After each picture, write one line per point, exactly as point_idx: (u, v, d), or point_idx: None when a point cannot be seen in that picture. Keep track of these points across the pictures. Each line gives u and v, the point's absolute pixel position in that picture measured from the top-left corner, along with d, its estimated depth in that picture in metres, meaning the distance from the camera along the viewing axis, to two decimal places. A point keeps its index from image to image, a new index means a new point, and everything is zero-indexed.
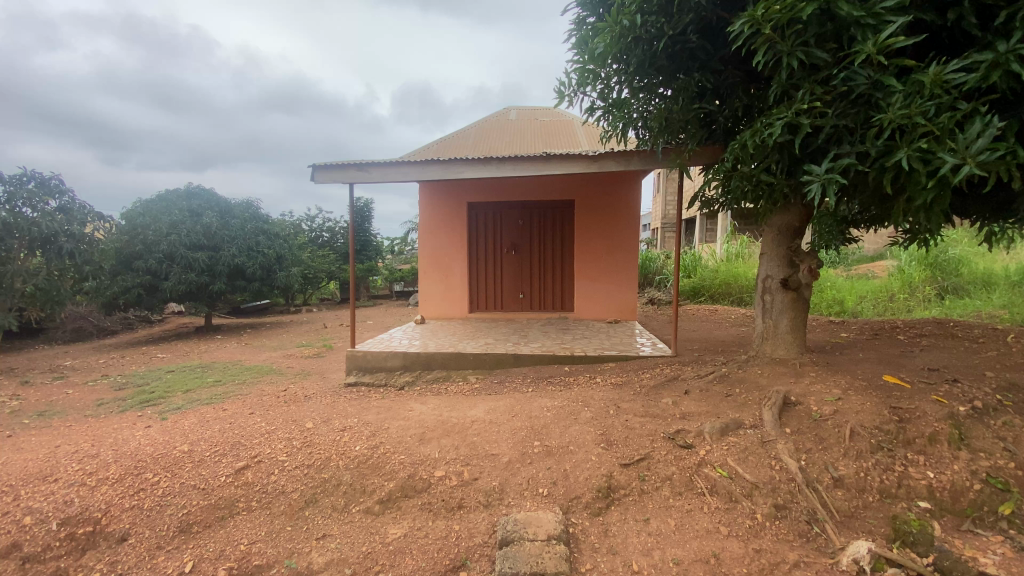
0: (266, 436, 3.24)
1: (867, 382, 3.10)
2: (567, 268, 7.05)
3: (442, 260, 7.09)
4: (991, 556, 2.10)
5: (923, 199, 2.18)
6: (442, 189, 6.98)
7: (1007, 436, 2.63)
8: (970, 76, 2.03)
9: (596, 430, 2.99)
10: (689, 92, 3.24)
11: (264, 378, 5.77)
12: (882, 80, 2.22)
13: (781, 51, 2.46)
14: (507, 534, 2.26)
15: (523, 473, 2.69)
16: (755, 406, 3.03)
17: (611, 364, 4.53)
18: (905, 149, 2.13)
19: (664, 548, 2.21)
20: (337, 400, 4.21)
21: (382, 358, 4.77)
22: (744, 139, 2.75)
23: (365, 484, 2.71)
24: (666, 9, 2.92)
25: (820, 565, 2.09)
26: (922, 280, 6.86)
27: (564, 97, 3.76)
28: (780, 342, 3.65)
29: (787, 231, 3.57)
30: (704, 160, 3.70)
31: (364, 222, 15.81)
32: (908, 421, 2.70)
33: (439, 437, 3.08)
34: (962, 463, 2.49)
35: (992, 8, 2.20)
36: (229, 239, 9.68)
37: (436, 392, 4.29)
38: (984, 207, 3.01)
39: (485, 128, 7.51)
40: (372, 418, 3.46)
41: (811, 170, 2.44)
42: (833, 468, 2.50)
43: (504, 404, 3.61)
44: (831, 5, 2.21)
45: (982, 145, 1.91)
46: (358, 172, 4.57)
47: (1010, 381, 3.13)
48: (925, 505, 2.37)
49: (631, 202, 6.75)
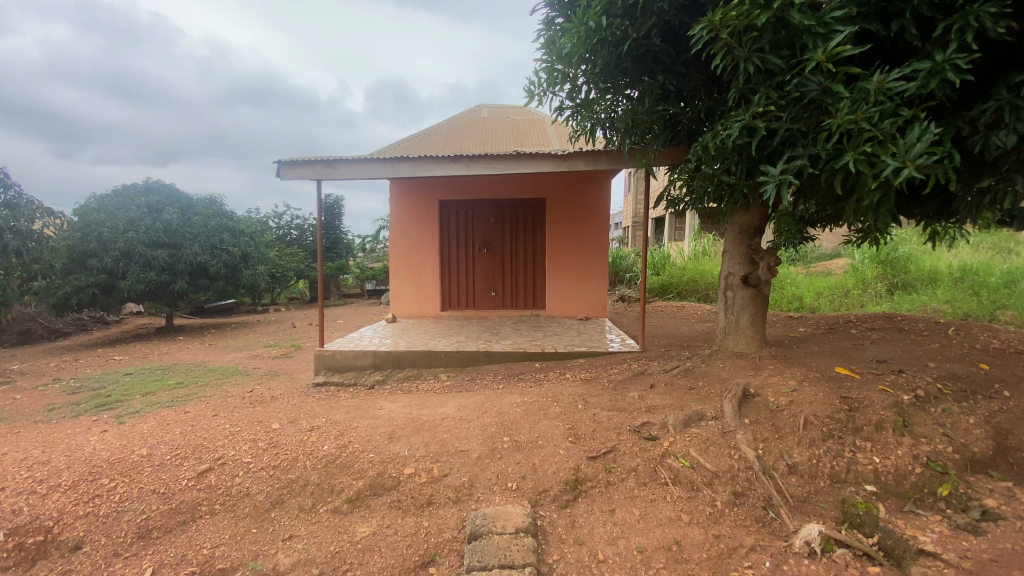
0: (229, 438, 3.17)
1: (820, 373, 3.25)
2: (539, 267, 7.11)
3: (413, 258, 7.03)
4: (929, 535, 2.25)
5: (870, 200, 2.31)
6: (414, 187, 6.92)
7: (945, 422, 2.83)
8: (911, 84, 2.15)
9: (565, 424, 3.04)
10: (654, 94, 3.32)
11: (229, 379, 5.64)
12: (832, 87, 2.34)
13: (739, 56, 2.56)
14: (476, 528, 2.29)
15: (493, 468, 2.71)
16: (717, 399, 3.14)
17: (580, 360, 4.61)
18: (852, 152, 2.25)
19: (628, 537, 2.28)
20: (304, 400, 4.12)
21: (352, 357, 4.70)
22: (706, 141, 2.84)
23: (332, 483, 2.69)
24: (631, 13, 3.01)
25: (774, 548, 2.20)
26: (874, 277, 7.23)
27: (534, 96, 3.79)
28: (741, 336, 3.79)
29: (747, 231, 3.71)
30: (669, 161, 3.78)
31: (334, 219, 15.49)
32: (857, 410, 2.85)
33: (409, 434, 3.07)
34: (905, 448, 2.67)
35: (930, 21, 2.36)
36: (191, 236, 9.36)
37: (406, 390, 4.27)
38: (925, 209, 3.18)
39: (456, 126, 7.48)
40: (340, 417, 3.42)
41: (767, 172, 2.55)
42: (788, 455, 2.63)
43: (475, 401, 3.62)
44: (784, 13, 2.33)
45: (920, 150, 2.04)
46: (324, 168, 4.48)
47: (952, 371, 3.34)
48: (871, 488, 2.52)
49: (601, 201, 6.83)
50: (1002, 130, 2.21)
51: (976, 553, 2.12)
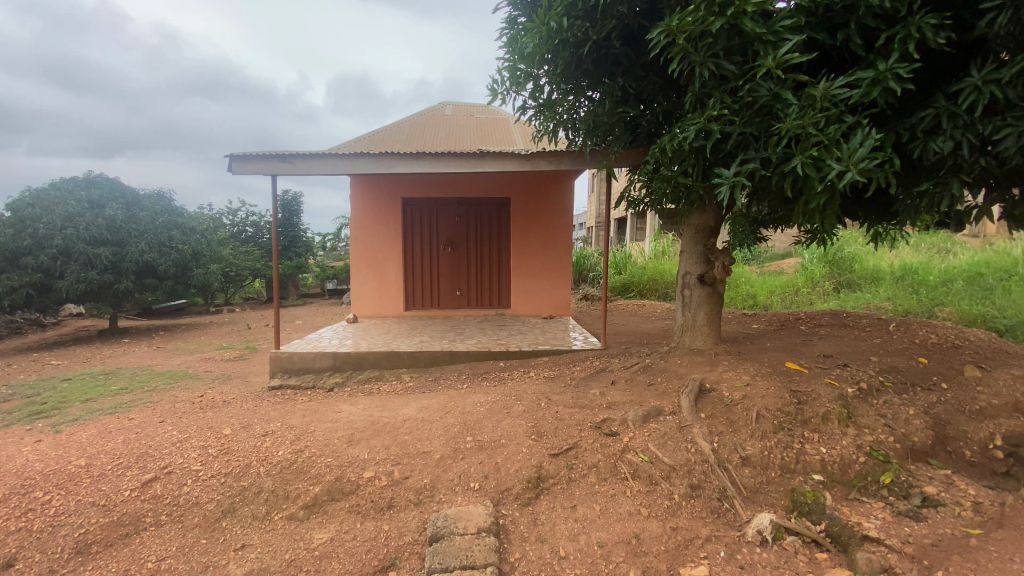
0: (177, 445, 3.01)
1: (771, 368, 3.39)
2: (505, 266, 7.12)
3: (375, 257, 6.89)
4: (873, 521, 2.38)
5: (817, 203, 2.42)
6: (375, 184, 6.79)
7: (887, 413, 3.00)
8: (855, 91, 2.27)
9: (527, 422, 3.05)
10: (614, 97, 3.38)
11: (179, 383, 5.38)
12: (781, 93, 2.44)
13: (695, 61, 2.63)
14: (437, 529, 2.27)
15: (455, 469, 2.69)
16: (675, 394, 3.23)
17: (544, 358, 4.65)
18: (800, 156, 2.35)
19: (589, 532, 2.30)
20: (258, 404, 3.97)
21: (310, 359, 4.57)
22: (664, 143, 2.90)
23: (288, 490, 2.60)
24: (592, 15, 3.04)
25: (728, 538, 2.28)
26: (822, 276, 7.61)
27: (497, 95, 3.78)
28: (697, 333, 3.90)
29: (704, 231, 3.82)
30: (630, 162, 3.88)
31: (292, 216, 15.01)
32: (806, 403, 2.98)
33: (368, 437, 3.00)
34: (850, 438, 2.81)
35: (874, 32, 2.49)
36: (136, 233, 8.87)
37: (366, 392, 4.18)
38: (869, 212, 3.35)
39: (420, 123, 7.38)
40: (296, 421, 3.32)
41: (721, 174, 2.64)
42: (741, 448, 2.72)
43: (438, 401, 3.58)
44: (737, 21, 2.41)
45: (862, 154, 2.15)
46: (280, 163, 4.34)
47: (893, 365, 3.55)
48: (819, 477, 2.65)
49: (565, 202, 6.88)
50: (939, 137, 2.35)
51: (917, 538, 2.26)
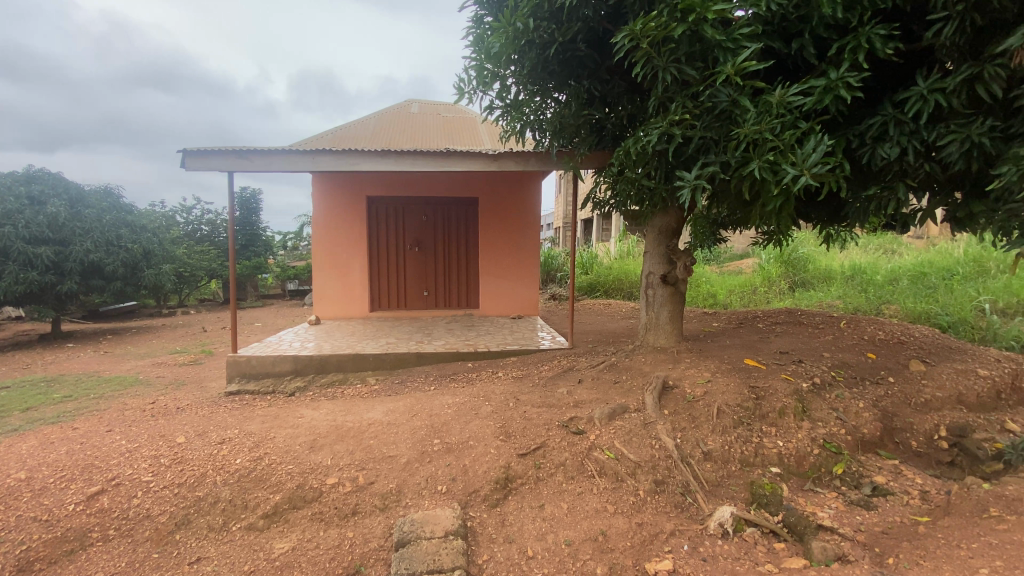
0: (126, 455, 2.86)
1: (731, 365, 3.49)
2: (473, 266, 7.08)
3: (338, 257, 6.73)
4: (827, 510, 2.49)
5: (773, 206, 2.51)
6: (338, 183, 6.64)
7: (838, 406, 3.15)
8: (808, 99, 2.37)
9: (495, 423, 3.04)
10: (580, 99, 3.44)
11: (128, 390, 5.11)
12: (739, 99, 2.52)
13: (657, 65, 2.68)
14: (404, 534, 2.23)
15: (422, 473, 2.65)
16: (639, 391, 3.29)
17: (512, 358, 4.65)
18: (757, 160, 2.43)
19: (557, 531, 2.32)
20: (214, 411, 3.80)
21: (270, 363, 4.43)
22: (628, 146, 2.95)
23: (246, 499, 2.51)
24: (557, 17, 3.06)
25: (691, 531, 2.34)
26: (778, 276, 7.92)
27: (463, 94, 3.76)
28: (661, 331, 3.99)
29: (666, 232, 3.91)
30: (597, 164, 3.97)
31: (251, 214, 14.49)
32: (763, 398, 3.09)
33: (331, 443, 2.92)
34: (805, 432, 2.93)
35: (826, 42, 2.61)
36: (81, 231, 8.36)
37: (329, 396, 4.08)
38: (821, 215, 3.51)
39: (385, 120, 7.26)
40: (255, 427, 3.20)
41: (683, 177, 2.71)
42: (703, 443, 2.80)
43: (404, 404, 3.53)
44: (698, 27, 2.48)
45: (815, 160, 2.25)
46: (237, 159, 4.18)
47: (844, 360, 3.73)
48: (776, 469, 2.75)
49: (533, 202, 6.91)
50: (887, 143, 2.47)
51: (868, 526, 2.38)
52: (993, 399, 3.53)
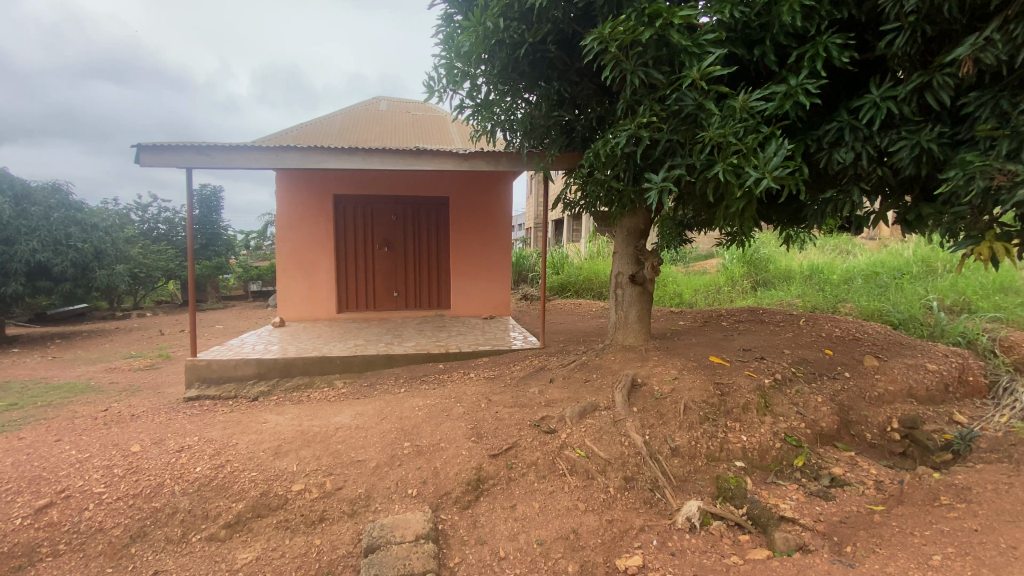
0: (77, 466, 2.71)
1: (697, 362, 3.58)
2: (443, 266, 7.02)
3: (304, 257, 6.57)
4: (789, 502, 2.58)
5: (737, 208, 2.59)
6: (304, 181, 6.47)
7: (798, 401, 3.27)
8: (770, 104, 2.45)
9: (467, 424, 3.02)
10: (550, 100, 3.48)
11: (78, 397, 4.84)
12: (705, 103, 2.58)
13: (626, 68, 2.72)
14: (373, 540, 2.18)
15: (391, 476, 2.61)
16: (609, 390, 3.33)
17: (484, 359, 4.64)
18: (722, 163, 2.50)
19: (529, 531, 2.32)
20: (171, 418, 3.64)
21: (232, 366, 4.28)
22: (597, 148, 2.99)
23: (207, 508, 2.41)
24: (527, 18, 3.07)
25: (660, 526, 2.38)
26: (741, 276, 8.18)
27: (433, 93, 3.72)
28: (630, 330, 4.05)
29: (635, 233, 3.98)
30: (566, 165, 4.01)
31: (211, 213, 13.98)
32: (728, 394, 3.18)
33: (297, 449, 2.84)
34: (767, 426, 3.02)
35: (785, 50, 2.70)
36: (27, 230, 7.86)
37: (295, 401, 3.97)
38: (781, 217, 3.63)
39: (353, 117, 7.13)
40: (216, 434, 3.08)
41: (651, 179, 2.76)
42: (671, 439, 2.86)
43: (373, 407, 3.46)
44: (665, 32, 2.53)
45: (776, 163, 2.32)
46: (196, 155, 4.01)
47: (804, 357, 3.87)
48: (741, 464, 2.83)
49: (504, 202, 6.90)
50: (843, 148, 2.58)
51: (827, 516, 2.48)
52: (940, 392, 3.74)
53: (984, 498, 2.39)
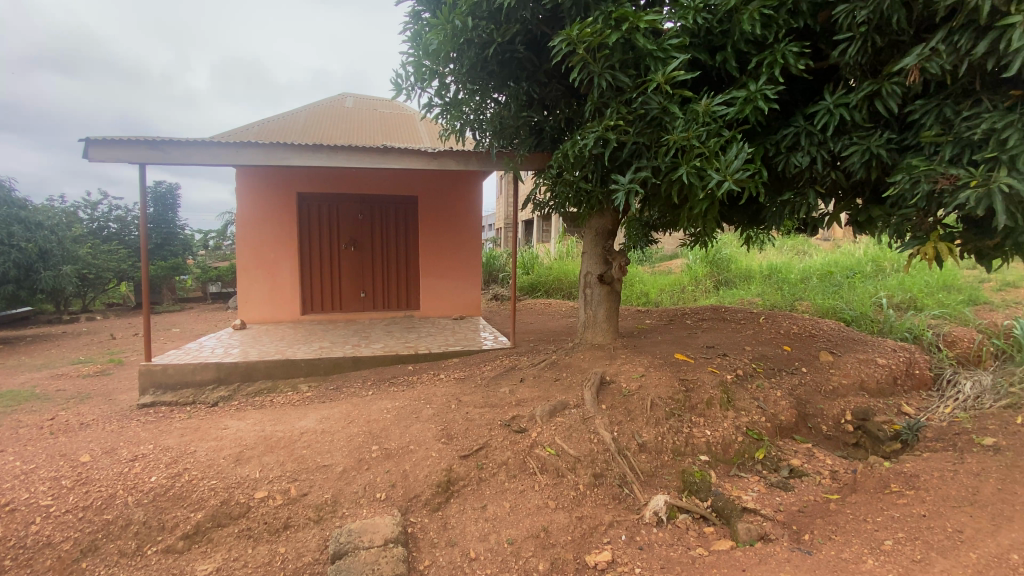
0: (20, 478, 2.55)
1: (663, 360, 3.66)
2: (412, 266, 6.94)
3: (267, 257, 6.38)
4: (751, 494, 2.67)
5: (700, 209, 2.66)
6: (267, 178, 6.28)
7: (759, 396, 3.38)
8: (731, 109, 2.53)
9: (437, 425, 3.00)
10: (519, 100, 3.48)
11: (20, 405, 4.55)
12: (669, 107, 2.64)
13: (593, 71, 2.76)
14: (340, 546, 2.14)
15: (359, 481, 2.55)
16: (578, 388, 3.37)
17: (454, 359, 4.61)
18: (686, 166, 2.56)
19: (500, 531, 2.32)
20: (124, 426, 3.47)
21: (189, 371, 4.11)
22: (566, 149, 3.02)
23: (163, 519, 2.31)
24: (496, 17, 3.07)
25: (629, 522, 2.42)
26: (704, 275, 8.41)
27: (401, 90, 3.67)
28: (598, 329, 4.11)
29: (603, 233, 4.03)
30: (535, 166, 4.03)
31: (167, 211, 13.41)
32: (693, 390, 3.27)
33: (259, 455, 2.75)
34: (730, 421, 3.12)
35: (745, 56, 2.80)
36: None
37: (257, 406, 3.84)
38: (742, 218, 3.75)
39: (318, 114, 6.96)
40: (173, 442, 2.95)
41: (618, 180, 2.81)
42: (638, 435, 2.91)
43: (339, 411, 3.39)
44: (632, 36, 2.58)
45: (737, 166, 2.40)
46: (149, 151, 3.83)
47: (764, 353, 4.02)
48: (705, 457, 2.91)
49: (473, 202, 6.88)
50: (799, 152, 2.69)
51: (787, 506, 2.58)
52: (889, 385, 3.94)
53: (930, 484, 2.53)
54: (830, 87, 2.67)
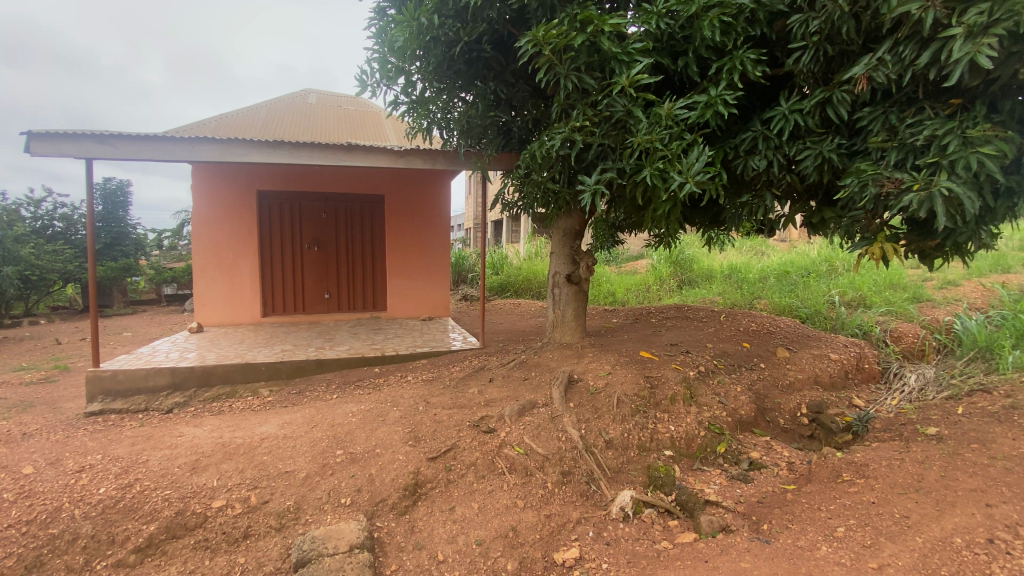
0: None
1: (628, 357, 3.73)
2: (378, 267, 6.83)
3: (226, 258, 6.16)
4: (713, 487, 2.75)
5: (664, 210, 2.72)
6: (226, 176, 6.06)
7: (720, 391, 3.49)
8: (692, 113, 2.60)
9: (404, 428, 2.96)
10: (487, 100, 3.47)
11: None
12: (633, 110, 2.69)
13: (560, 72, 2.79)
14: (303, 554, 2.08)
15: (323, 487, 2.49)
16: (547, 387, 3.39)
17: (422, 361, 4.57)
18: (649, 167, 2.62)
19: (468, 532, 2.31)
20: (70, 435, 3.28)
21: (141, 377, 3.92)
22: (534, 150, 3.04)
23: (113, 532, 2.21)
24: (462, 16, 3.06)
25: (597, 518, 2.46)
26: (669, 275, 8.62)
27: (366, 87, 3.61)
28: (566, 328, 4.15)
29: (570, 234, 4.08)
30: (504, 166, 4.03)
31: (117, 209, 12.75)
32: (658, 386, 3.34)
33: (217, 462, 2.65)
34: (693, 416, 3.20)
35: (706, 62, 2.88)
36: None
37: (215, 412, 3.70)
38: (704, 219, 3.86)
39: (279, 110, 6.76)
40: (124, 451, 2.81)
41: (584, 181, 2.84)
42: (605, 432, 2.95)
43: (302, 415, 3.30)
44: (597, 38, 2.61)
45: (698, 169, 2.47)
46: (97, 145, 3.64)
47: (725, 350, 4.14)
48: (669, 452, 2.98)
49: (441, 202, 6.82)
50: (756, 156, 2.79)
51: (747, 497, 2.67)
52: (841, 379, 4.13)
53: (879, 472, 2.67)
54: (785, 94, 2.78)
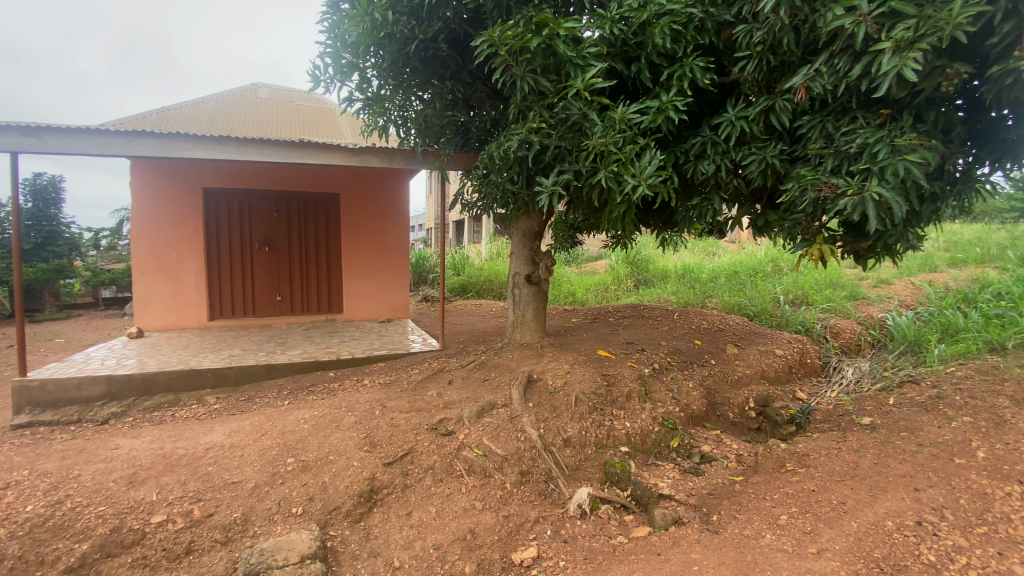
0: None
1: (587, 356, 3.78)
2: (334, 268, 6.64)
3: (169, 259, 5.88)
4: (667, 481, 2.83)
5: (618, 212, 2.78)
6: (170, 172, 5.77)
7: (674, 388, 3.59)
8: (644, 117, 2.67)
9: (359, 433, 2.89)
10: (444, 99, 3.43)
11: None
12: (588, 113, 2.74)
13: (516, 74, 2.80)
14: (250, 568, 2.00)
15: (273, 497, 2.40)
16: (506, 387, 3.39)
17: (379, 364, 4.48)
18: (604, 170, 2.67)
19: (425, 536, 2.28)
20: None
21: (74, 387, 3.67)
22: (492, 151, 3.04)
23: (41, 553, 2.07)
24: (417, 13, 3.03)
25: (555, 517, 2.48)
26: (626, 275, 8.81)
27: (319, 83, 3.51)
28: (526, 329, 4.17)
29: (529, 234, 4.10)
30: (462, 166, 4.00)
31: (48, 206, 11.87)
32: (614, 384, 3.40)
33: (157, 475, 2.51)
34: (648, 412, 3.28)
35: (657, 67, 2.97)
36: None
37: (155, 422, 3.50)
38: (658, 221, 3.97)
39: (228, 104, 6.47)
40: (52, 466, 2.62)
41: (541, 183, 2.87)
42: (563, 431, 2.99)
43: (252, 423, 3.17)
44: (553, 41, 2.64)
45: (650, 172, 2.53)
46: (22, 138, 3.39)
47: (678, 347, 4.27)
48: (625, 449, 3.04)
49: (400, 201, 6.71)
50: (706, 160, 2.88)
51: (698, 490, 2.76)
52: (786, 373, 4.34)
53: (819, 462, 2.82)
54: (732, 101, 2.90)
